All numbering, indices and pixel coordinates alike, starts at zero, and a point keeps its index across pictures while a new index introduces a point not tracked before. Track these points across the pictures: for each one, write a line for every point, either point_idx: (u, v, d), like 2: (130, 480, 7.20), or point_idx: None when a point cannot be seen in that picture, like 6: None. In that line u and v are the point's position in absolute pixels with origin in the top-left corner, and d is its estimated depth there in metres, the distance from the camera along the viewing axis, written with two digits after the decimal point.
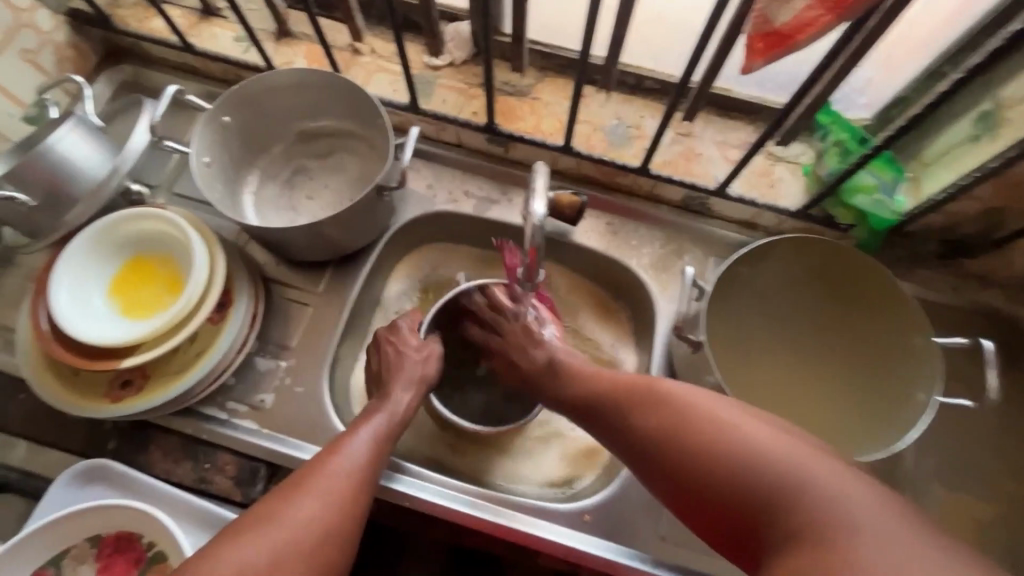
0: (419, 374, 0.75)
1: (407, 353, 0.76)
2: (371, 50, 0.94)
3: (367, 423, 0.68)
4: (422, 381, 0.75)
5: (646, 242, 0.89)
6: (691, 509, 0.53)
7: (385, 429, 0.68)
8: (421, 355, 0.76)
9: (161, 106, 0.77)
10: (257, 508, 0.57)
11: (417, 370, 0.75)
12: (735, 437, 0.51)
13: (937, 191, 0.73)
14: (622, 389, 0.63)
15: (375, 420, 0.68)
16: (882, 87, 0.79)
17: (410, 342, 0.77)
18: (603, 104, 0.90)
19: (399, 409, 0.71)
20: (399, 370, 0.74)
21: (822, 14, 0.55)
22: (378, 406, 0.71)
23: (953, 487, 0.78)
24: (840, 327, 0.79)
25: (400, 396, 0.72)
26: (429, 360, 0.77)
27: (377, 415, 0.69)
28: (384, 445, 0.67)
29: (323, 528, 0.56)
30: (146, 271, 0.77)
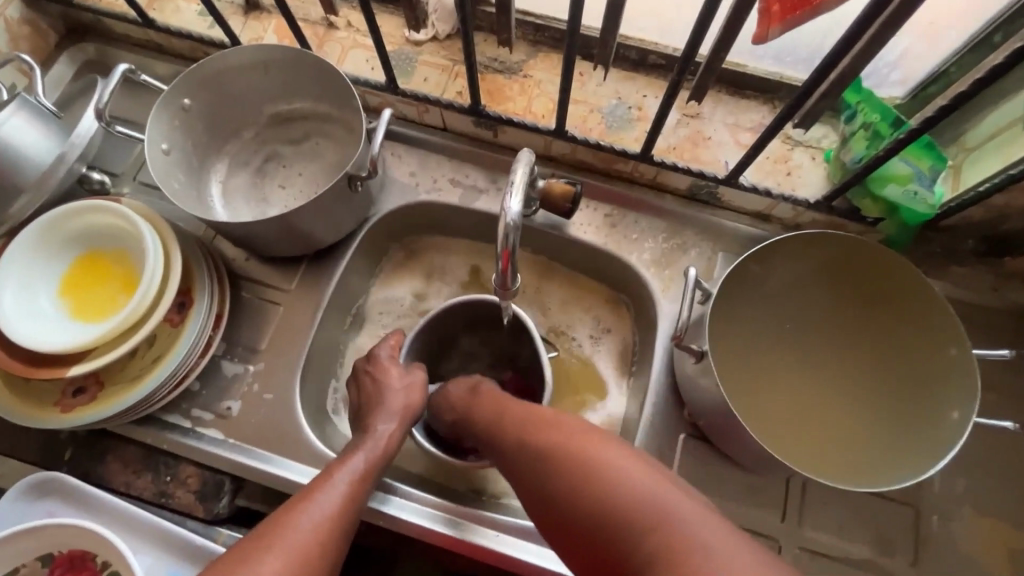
0: (403, 405, 0.67)
1: (389, 383, 0.69)
2: (347, 24, 0.86)
3: (343, 464, 0.60)
4: (405, 417, 0.67)
5: (648, 236, 0.81)
6: (581, 557, 0.49)
7: (364, 471, 0.59)
8: (404, 384, 0.69)
9: (111, 85, 0.70)
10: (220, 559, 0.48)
11: (400, 400, 0.68)
12: (623, 483, 0.47)
13: (982, 181, 0.63)
14: (532, 414, 0.57)
15: (352, 463, 0.60)
16: (920, 60, 0.69)
17: (390, 373, 0.70)
18: (601, 82, 0.81)
19: (380, 447, 0.63)
20: (380, 405, 0.67)
21: None
22: (358, 446, 0.63)
23: (987, 512, 0.71)
24: (862, 328, 0.71)
25: (379, 431, 0.65)
26: (414, 389, 0.70)
27: (357, 455, 0.61)
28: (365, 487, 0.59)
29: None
30: (100, 269, 0.72)
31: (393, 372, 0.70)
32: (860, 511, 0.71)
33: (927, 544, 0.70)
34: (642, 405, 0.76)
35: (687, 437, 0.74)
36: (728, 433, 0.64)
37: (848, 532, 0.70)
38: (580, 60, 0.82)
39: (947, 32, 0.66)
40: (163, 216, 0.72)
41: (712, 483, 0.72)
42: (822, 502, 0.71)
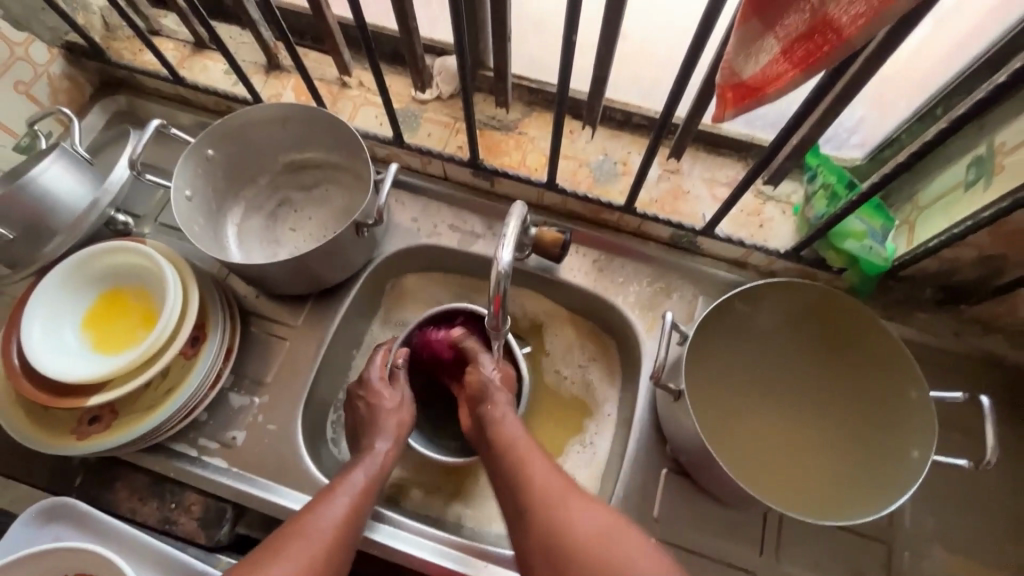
0: (397, 423, 0.73)
1: (382, 405, 0.74)
2: (358, 83, 0.95)
3: (345, 480, 0.66)
4: (396, 433, 0.73)
5: (633, 279, 0.87)
6: None
7: (363, 487, 0.66)
8: (396, 406, 0.75)
9: (145, 138, 0.77)
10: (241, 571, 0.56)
11: (392, 419, 0.73)
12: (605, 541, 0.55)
13: (931, 237, 0.70)
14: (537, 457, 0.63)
15: (351, 479, 0.66)
16: (875, 127, 0.77)
17: (381, 396, 0.75)
18: (590, 140, 0.89)
19: (377, 464, 0.69)
20: (375, 425, 0.73)
21: (790, 67, 0.42)
22: (356, 463, 0.69)
23: (955, 549, 0.74)
24: (837, 372, 0.76)
25: (377, 449, 0.70)
26: (403, 408, 0.75)
27: (357, 471, 0.67)
28: (368, 498, 0.66)
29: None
30: (121, 305, 0.77)
31: (382, 394, 0.75)
32: (834, 546, 0.74)
33: None
34: (627, 440, 0.80)
35: (668, 471, 0.78)
36: (706, 467, 0.68)
37: (823, 567, 0.73)
38: (570, 119, 0.89)
39: (897, 104, 0.74)
40: (183, 256, 0.78)
41: (693, 516, 0.76)
42: (797, 537, 0.75)
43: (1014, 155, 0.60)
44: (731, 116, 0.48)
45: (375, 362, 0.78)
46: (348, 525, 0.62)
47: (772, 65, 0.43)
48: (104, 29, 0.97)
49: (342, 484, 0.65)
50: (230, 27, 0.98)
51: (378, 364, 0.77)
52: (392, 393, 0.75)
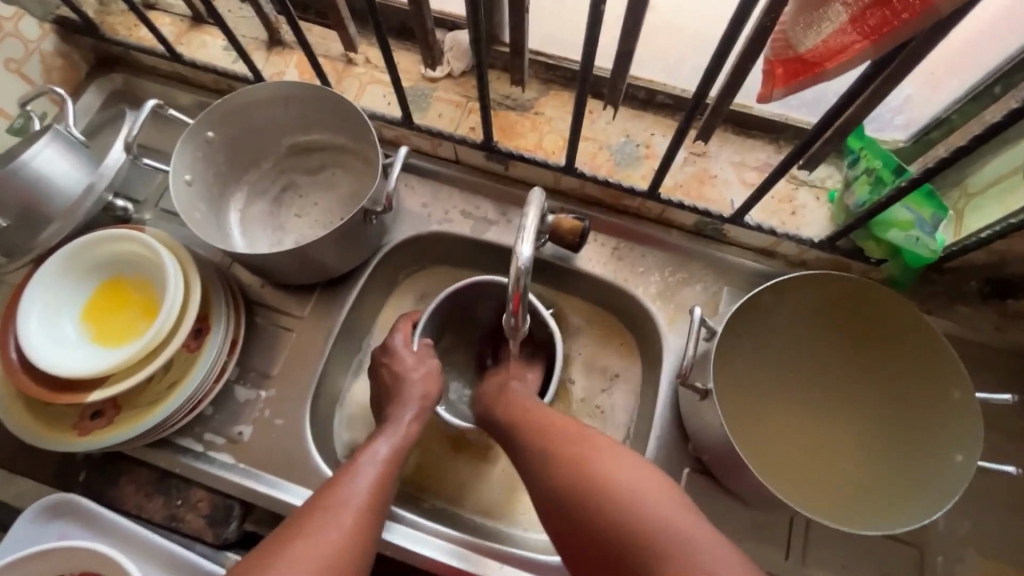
0: (421, 397, 0.69)
1: (408, 374, 0.71)
2: (365, 60, 0.89)
3: (367, 451, 0.62)
4: (420, 404, 0.69)
5: (655, 269, 0.82)
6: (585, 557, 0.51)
7: (389, 455, 0.63)
8: (422, 378, 0.71)
9: (141, 119, 0.73)
10: (273, 537, 0.52)
11: (419, 392, 0.70)
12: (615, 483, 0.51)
13: (983, 227, 0.65)
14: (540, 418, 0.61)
15: (376, 447, 0.63)
16: (922, 107, 0.71)
17: (405, 362, 0.72)
18: (611, 121, 0.84)
19: (402, 433, 0.66)
20: (401, 393, 0.70)
21: (859, 39, 0.38)
22: (381, 433, 0.65)
23: (992, 556, 0.71)
24: (866, 370, 0.72)
25: (402, 419, 0.67)
26: (431, 382, 0.71)
27: (381, 441, 0.64)
28: (393, 469, 0.62)
29: (334, 541, 0.52)
30: (122, 295, 0.74)
31: (409, 359, 0.72)
32: (863, 551, 0.71)
33: None
34: (647, 437, 0.76)
35: (691, 471, 0.75)
36: (735, 470, 0.65)
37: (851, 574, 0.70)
38: (590, 98, 0.84)
39: (947, 83, 0.68)
40: (183, 244, 0.74)
41: (715, 519, 0.73)
42: (825, 542, 0.71)
43: None
44: (780, 95, 0.44)
45: (400, 330, 0.75)
46: (378, 492, 0.59)
47: (837, 35, 0.38)
48: (98, 3, 0.92)
49: (365, 454, 0.62)
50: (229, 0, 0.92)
51: (402, 333, 0.75)
52: (418, 358, 0.73)
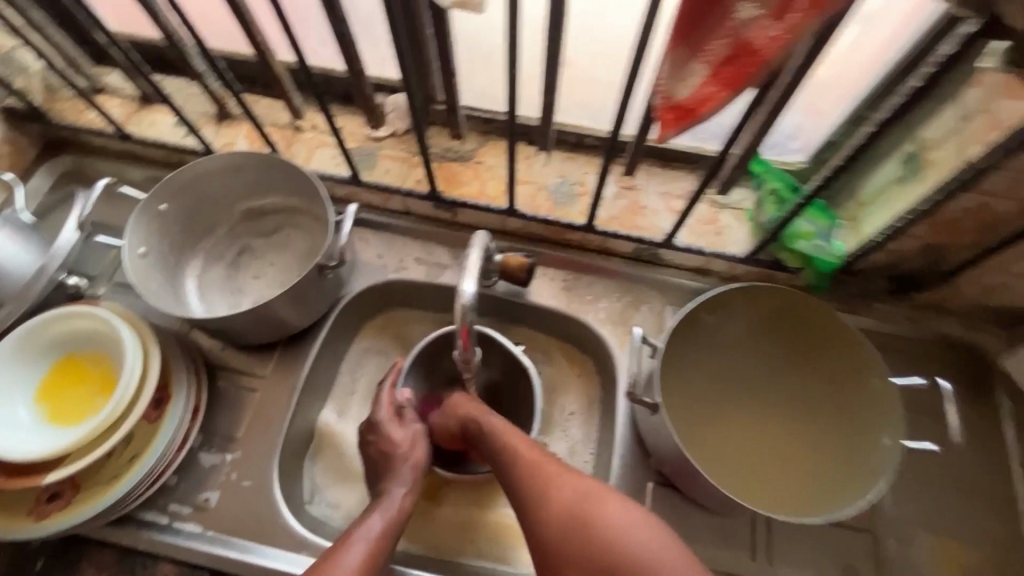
0: (414, 465, 0.71)
1: (397, 445, 0.72)
2: (312, 125, 0.95)
3: (362, 527, 0.64)
4: (406, 470, 0.71)
5: (603, 296, 0.88)
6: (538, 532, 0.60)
7: (380, 532, 0.64)
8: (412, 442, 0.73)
9: (93, 199, 0.75)
10: None
11: (410, 460, 0.71)
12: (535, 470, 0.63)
13: (876, 231, 0.73)
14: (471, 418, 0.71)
15: (370, 523, 0.65)
16: (812, 132, 0.80)
17: (393, 437, 0.73)
18: (546, 164, 0.91)
19: (395, 508, 0.67)
20: (393, 466, 0.71)
21: (719, 88, 0.44)
22: (373, 508, 0.67)
23: (936, 532, 0.76)
24: (798, 368, 0.78)
25: (393, 494, 0.69)
26: (417, 447, 0.73)
27: (374, 515, 0.66)
28: (385, 549, 0.64)
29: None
30: (77, 372, 0.74)
31: (399, 431, 0.73)
32: (823, 543, 0.75)
33: (889, 567, 0.74)
34: (611, 457, 0.80)
35: (655, 485, 0.78)
36: (691, 477, 0.69)
37: (814, 565, 0.74)
38: (525, 145, 0.91)
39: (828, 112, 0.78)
40: (141, 316, 0.75)
41: (682, 529, 0.76)
42: (787, 538, 0.75)
43: (940, 151, 0.64)
44: (673, 135, 0.49)
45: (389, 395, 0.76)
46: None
47: (702, 87, 0.44)
48: (45, 91, 0.95)
49: (357, 531, 0.64)
50: (176, 80, 0.97)
51: (386, 403, 0.76)
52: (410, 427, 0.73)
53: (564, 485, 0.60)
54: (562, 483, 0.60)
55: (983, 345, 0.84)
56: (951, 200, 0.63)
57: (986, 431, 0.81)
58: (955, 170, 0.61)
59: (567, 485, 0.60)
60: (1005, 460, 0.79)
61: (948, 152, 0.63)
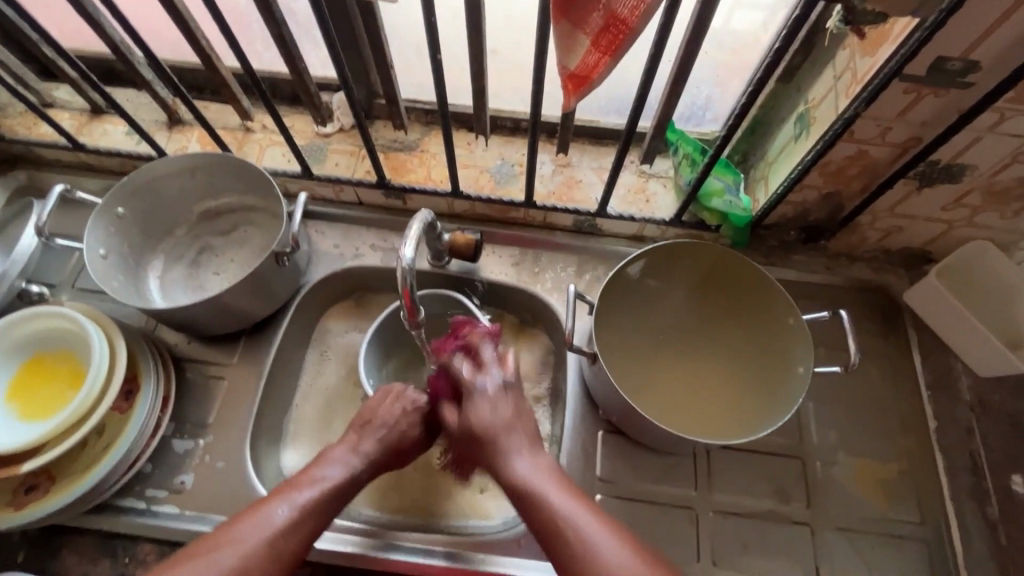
0: (394, 432, 0.72)
1: (387, 415, 0.73)
2: (262, 126, 1.00)
3: (307, 478, 0.65)
4: (388, 459, 0.72)
5: (549, 267, 0.94)
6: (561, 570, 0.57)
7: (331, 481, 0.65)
8: (403, 413, 0.73)
9: (49, 206, 0.79)
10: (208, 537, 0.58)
11: (391, 429, 0.72)
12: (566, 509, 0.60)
13: (778, 185, 0.81)
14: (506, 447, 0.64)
15: (317, 476, 0.66)
16: (723, 103, 0.89)
17: (376, 406, 0.73)
18: (486, 148, 0.97)
19: (358, 460, 0.69)
20: (373, 424, 0.72)
21: (601, 55, 0.51)
22: (326, 459, 0.68)
23: (857, 452, 0.85)
24: (720, 311, 0.86)
25: (355, 445, 0.70)
26: (406, 419, 0.73)
27: (326, 468, 0.67)
28: (339, 494, 0.65)
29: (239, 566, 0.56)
30: (45, 370, 0.77)
31: (406, 422, 0.73)
32: (758, 471, 0.83)
33: (816, 486, 0.82)
34: (564, 412, 0.87)
35: (605, 433, 0.85)
36: (632, 419, 0.76)
37: (751, 491, 0.82)
38: (465, 132, 0.97)
39: (733, 82, 0.87)
40: (106, 313, 0.79)
41: (631, 470, 0.83)
42: (725, 468, 0.83)
43: (821, 107, 0.72)
44: (576, 102, 0.56)
45: (411, 394, 0.75)
46: (303, 522, 0.61)
47: (588, 56, 0.52)
48: None
49: (310, 476, 0.65)
50: (126, 91, 1.01)
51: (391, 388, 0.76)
52: (417, 425, 0.74)
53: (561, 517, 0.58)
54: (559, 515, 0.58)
55: (889, 284, 0.93)
56: (831, 148, 0.72)
57: (895, 360, 0.90)
58: (831, 122, 0.69)
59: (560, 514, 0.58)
60: (913, 383, 0.89)
61: (826, 108, 0.71)
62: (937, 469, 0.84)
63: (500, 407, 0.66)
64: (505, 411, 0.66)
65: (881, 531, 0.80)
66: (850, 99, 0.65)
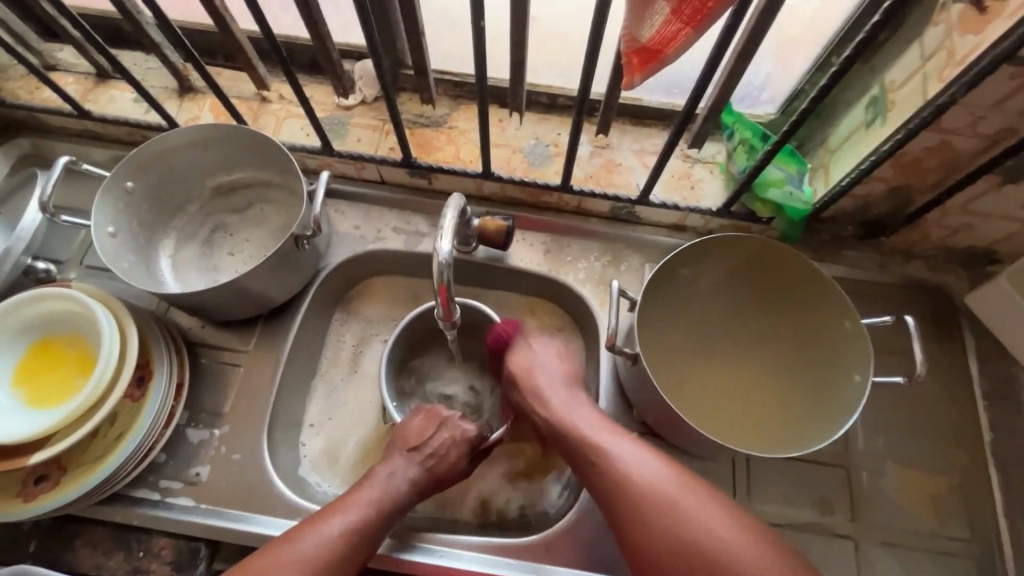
0: (436, 461, 0.70)
1: (429, 442, 0.70)
2: (278, 96, 0.93)
3: (359, 494, 0.64)
4: (430, 487, 0.70)
5: (583, 257, 0.88)
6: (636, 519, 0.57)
7: (375, 500, 0.64)
8: (448, 442, 0.71)
9: (54, 178, 0.73)
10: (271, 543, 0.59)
11: (432, 457, 0.70)
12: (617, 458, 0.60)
13: (843, 176, 0.74)
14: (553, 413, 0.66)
15: (366, 491, 0.65)
16: (782, 82, 0.82)
17: (412, 426, 0.72)
18: (519, 126, 0.90)
19: (400, 485, 0.67)
20: (417, 452, 0.70)
21: (682, 26, 0.45)
22: (374, 476, 0.67)
23: (906, 465, 0.80)
24: (767, 313, 0.81)
25: (398, 467, 0.68)
26: (448, 452, 0.71)
27: (373, 485, 0.65)
28: (384, 519, 0.64)
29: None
30: (53, 355, 0.73)
31: (455, 452, 0.71)
32: (800, 480, 0.79)
33: (861, 499, 0.78)
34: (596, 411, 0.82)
35: (638, 435, 0.80)
36: (673, 426, 0.71)
37: (791, 501, 0.78)
38: (497, 109, 0.90)
39: (795, 58, 0.80)
40: (115, 295, 0.74)
41: None
42: (765, 476, 0.79)
43: (903, 91, 0.65)
44: (641, 80, 0.51)
45: (458, 424, 0.73)
46: (354, 543, 0.61)
47: (666, 26, 0.46)
48: None
49: (359, 495, 0.64)
50: (134, 54, 0.94)
51: (422, 416, 0.73)
52: (464, 456, 0.72)
53: (709, 544, 0.53)
54: (712, 537, 0.53)
55: (948, 285, 0.87)
56: (913, 138, 0.65)
57: (950, 366, 0.84)
58: (919, 108, 0.62)
59: (723, 545, 0.53)
60: (968, 391, 0.83)
61: (908, 92, 0.64)
62: (991, 484, 0.79)
63: (548, 361, 0.72)
64: (551, 364, 0.72)
65: (929, 547, 0.76)
66: (943, 84, 0.58)
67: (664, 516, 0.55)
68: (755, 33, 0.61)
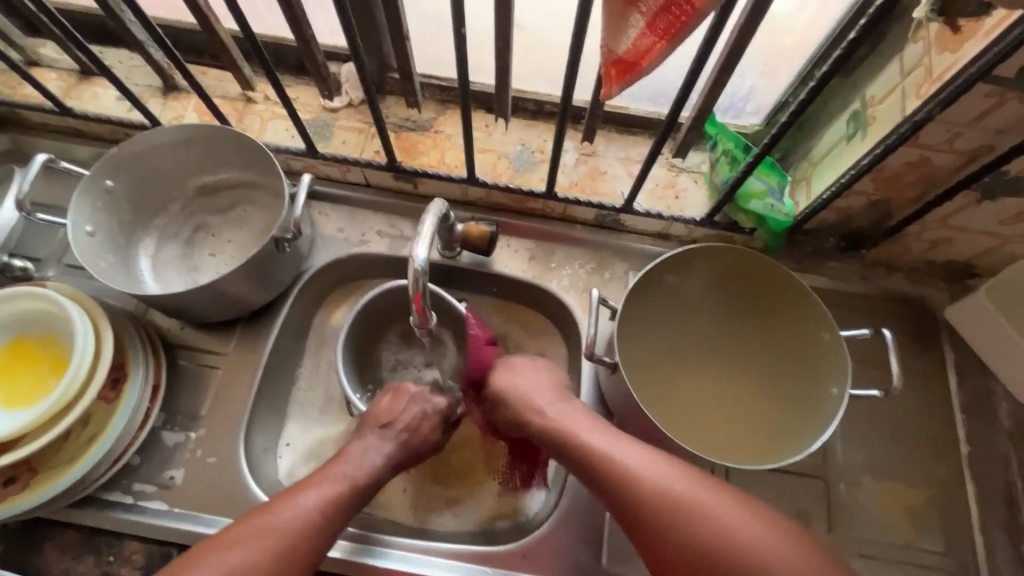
0: (408, 435, 0.69)
1: (401, 416, 0.70)
2: (264, 97, 0.92)
3: (333, 472, 0.63)
4: (406, 462, 0.69)
5: (567, 264, 0.88)
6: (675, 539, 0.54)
7: (346, 478, 0.63)
8: (419, 416, 0.71)
9: (31, 175, 0.73)
10: (242, 519, 0.58)
11: (404, 433, 0.69)
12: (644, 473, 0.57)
13: (824, 189, 0.75)
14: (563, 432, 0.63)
15: (340, 467, 0.64)
16: (766, 94, 0.82)
17: (384, 404, 0.71)
18: (505, 131, 0.90)
19: (371, 462, 0.65)
20: (388, 428, 0.69)
21: (657, 39, 0.45)
22: (347, 452, 0.66)
23: (884, 477, 0.80)
24: (748, 322, 0.81)
25: (369, 444, 0.67)
26: (419, 426, 0.70)
27: (346, 463, 0.64)
28: (358, 495, 0.62)
29: (274, 549, 0.55)
30: (26, 355, 0.72)
31: (428, 425, 0.71)
32: (778, 491, 0.79)
33: (839, 511, 0.78)
34: None
35: None
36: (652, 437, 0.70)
37: None
38: (483, 114, 0.90)
39: (779, 71, 0.80)
40: (91, 295, 0.73)
41: None
42: (743, 487, 0.79)
43: (883, 106, 0.65)
44: (619, 91, 0.51)
45: (429, 398, 0.73)
46: (327, 517, 0.59)
47: (641, 38, 0.46)
48: None
49: (333, 471, 0.63)
50: (119, 52, 0.93)
51: (391, 393, 0.73)
52: (436, 428, 0.72)
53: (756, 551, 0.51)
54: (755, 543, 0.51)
55: (929, 299, 0.87)
56: (892, 153, 0.65)
57: (929, 379, 0.85)
58: (897, 123, 0.62)
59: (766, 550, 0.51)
60: (946, 404, 0.84)
61: (888, 108, 0.64)
62: (967, 497, 0.79)
63: (539, 374, 0.71)
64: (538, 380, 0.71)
65: (904, 560, 0.76)
66: (921, 101, 0.59)
67: (694, 523, 0.53)
68: (735, 45, 0.62)
